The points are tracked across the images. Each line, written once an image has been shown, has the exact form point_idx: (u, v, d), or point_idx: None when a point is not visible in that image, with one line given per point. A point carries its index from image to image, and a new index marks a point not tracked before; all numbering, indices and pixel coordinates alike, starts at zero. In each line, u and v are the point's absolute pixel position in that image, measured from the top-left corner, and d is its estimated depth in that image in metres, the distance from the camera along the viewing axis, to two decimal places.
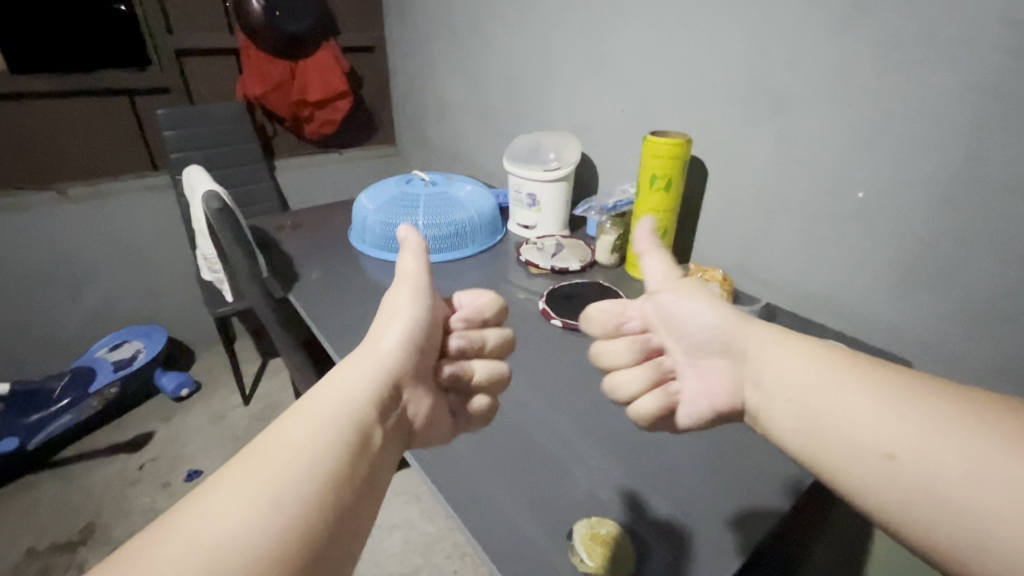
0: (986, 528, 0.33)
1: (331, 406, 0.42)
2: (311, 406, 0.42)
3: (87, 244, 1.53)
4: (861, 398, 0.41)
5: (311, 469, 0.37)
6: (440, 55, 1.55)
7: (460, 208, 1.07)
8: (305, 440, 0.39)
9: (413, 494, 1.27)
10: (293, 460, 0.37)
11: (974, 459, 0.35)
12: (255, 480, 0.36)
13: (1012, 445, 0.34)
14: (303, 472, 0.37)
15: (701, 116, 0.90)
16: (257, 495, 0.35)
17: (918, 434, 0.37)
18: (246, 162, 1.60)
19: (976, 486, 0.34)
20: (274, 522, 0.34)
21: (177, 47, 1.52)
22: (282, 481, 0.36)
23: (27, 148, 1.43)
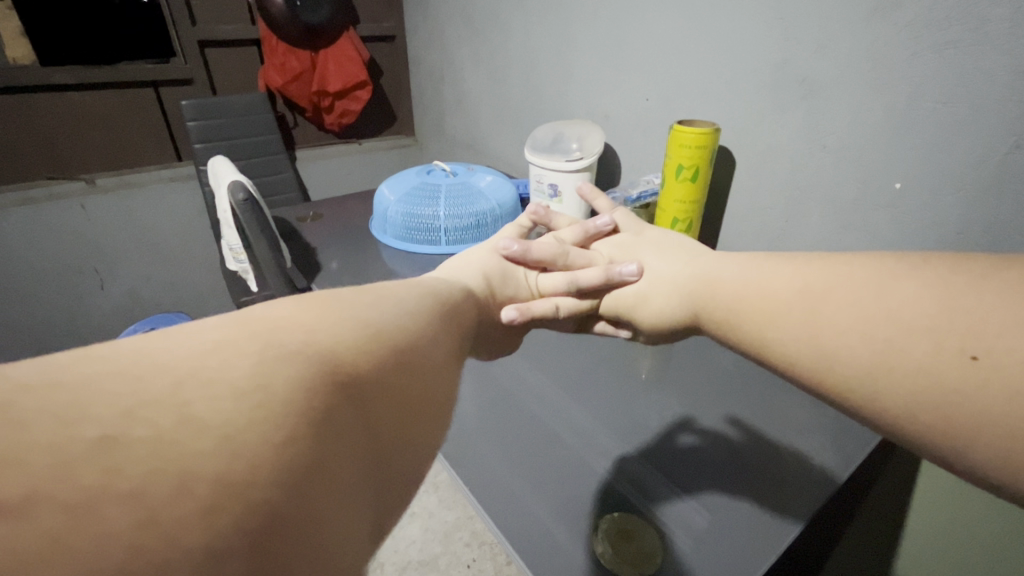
0: (829, 339, 0.38)
1: (365, 325, 0.31)
2: (370, 316, 0.32)
3: (114, 233, 1.57)
4: (782, 270, 0.45)
5: (351, 388, 0.26)
6: (459, 44, 1.54)
7: (480, 197, 1.06)
8: (338, 339, 0.28)
9: (433, 483, 1.28)
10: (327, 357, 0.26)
11: (847, 294, 0.39)
12: (265, 355, 0.24)
13: (895, 277, 0.37)
14: (342, 385, 0.25)
15: (728, 104, 0.87)
16: (265, 364, 0.23)
17: (832, 287, 0.40)
18: (268, 152, 1.61)
19: (838, 310, 0.38)
20: (305, 416, 0.22)
21: (199, 38, 1.52)
22: (306, 368, 0.24)
23: (57, 139, 1.46)
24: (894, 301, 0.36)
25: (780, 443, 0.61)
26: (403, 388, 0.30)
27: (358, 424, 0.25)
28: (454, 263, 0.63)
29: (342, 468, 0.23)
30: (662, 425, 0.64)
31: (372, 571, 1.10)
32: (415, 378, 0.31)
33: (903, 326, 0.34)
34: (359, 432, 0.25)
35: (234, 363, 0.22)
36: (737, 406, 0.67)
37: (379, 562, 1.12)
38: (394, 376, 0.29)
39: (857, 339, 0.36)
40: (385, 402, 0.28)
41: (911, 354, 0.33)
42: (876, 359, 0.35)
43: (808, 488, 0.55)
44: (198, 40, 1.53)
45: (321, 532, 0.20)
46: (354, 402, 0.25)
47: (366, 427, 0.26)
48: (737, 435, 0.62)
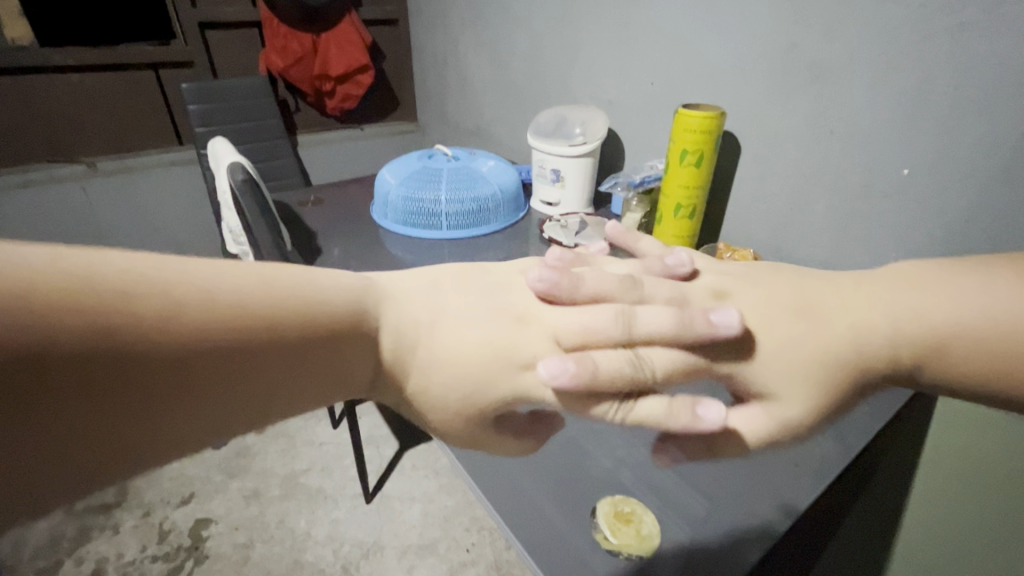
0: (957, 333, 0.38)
1: (256, 320, 0.28)
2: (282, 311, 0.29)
3: (116, 217, 1.56)
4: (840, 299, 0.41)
5: (226, 362, 0.27)
6: (463, 28, 1.51)
7: (482, 182, 1.05)
8: (260, 311, 0.28)
9: (433, 468, 1.28)
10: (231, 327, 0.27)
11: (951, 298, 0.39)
12: (170, 303, 0.25)
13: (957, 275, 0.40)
14: (216, 359, 0.26)
15: (734, 89, 0.86)
16: (158, 314, 0.24)
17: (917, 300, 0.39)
18: (270, 137, 1.60)
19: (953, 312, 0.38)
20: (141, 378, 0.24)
21: (199, 20, 1.51)
22: (120, 337, 0.23)
23: (58, 122, 1.45)
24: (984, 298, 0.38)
25: None
26: (300, 374, 0.30)
27: (222, 393, 0.27)
28: (448, 289, 0.41)
29: (166, 423, 0.25)
30: None
31: (373, 554, 1.11)
32: (322, 369, 0.32)
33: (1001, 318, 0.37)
34: (220, 399, 0.27)
35: (131, 300, 0.24)
36: None
37: (380, 545, 1.13)
38: (296, 361, 0.30)
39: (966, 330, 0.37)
40: (270, 379, 0.29)
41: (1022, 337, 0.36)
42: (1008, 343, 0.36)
43: (806, 476, 0.55)
44: (198, 22, 1.51)
45: (90, 467, 0.23)
46: (227, 374, 0.27)
47: (234, 394, 0.27)
48: None
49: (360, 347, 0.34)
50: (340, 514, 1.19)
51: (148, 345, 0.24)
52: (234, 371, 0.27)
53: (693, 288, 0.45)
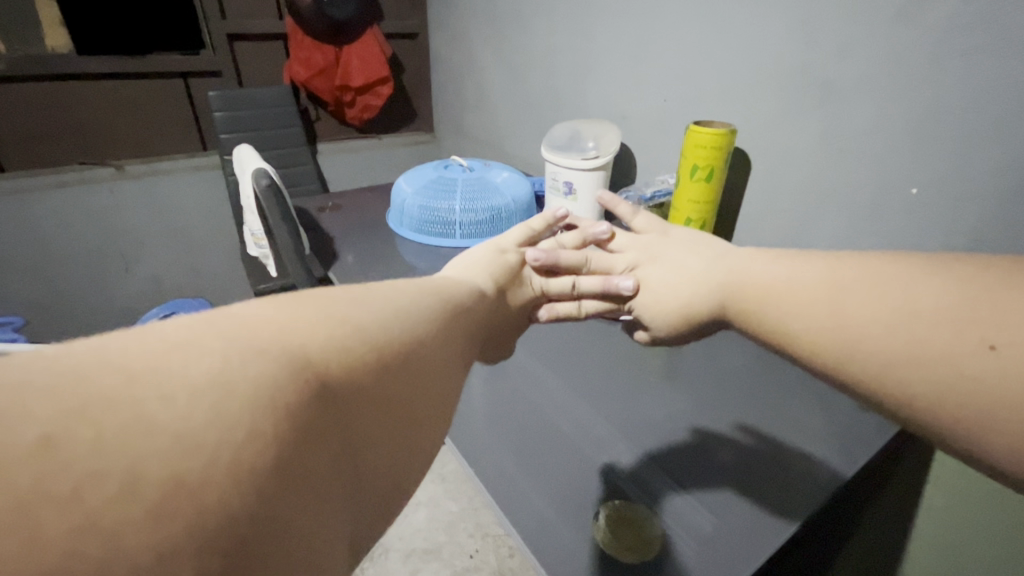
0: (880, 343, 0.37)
1: (372, 336, 0.30)
2: (378, 325, 0.32)
3: (140, 218, 1.61)
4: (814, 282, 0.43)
5: (403, 376, 0.31)
6: (481, 42, 1.55)
7: (496, 192, 1.07)
8: (370, 317, 0.32)
9: (439, 474, 1.29)
10: (391, 347, 0.31)
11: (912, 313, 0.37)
12: (341, 340, 0.28)
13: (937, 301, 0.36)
14: (396, 375, 0.30)
15: (746, 107, 0.87)
16: (312, 354, 0.26)
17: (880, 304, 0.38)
18: (291, 144, 1.64)
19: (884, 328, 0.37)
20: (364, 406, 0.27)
21: (229, 31, 1.56)
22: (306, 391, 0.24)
23: (90, 127, 1.51)
24: (903, 301, 0.36)
25: (784, 444, 0.62)
26: (440, 374, 0.35)
27: (410, 404, 0.31)
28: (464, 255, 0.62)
29: (394, 440, 0.29)
30: (667, 419, 0.65)
31: (377, 557, 1.12)
32: (449, 367, 0.37)
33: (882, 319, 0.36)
34: (411, 409, 0.31)
35: (320, 346, 0.27)
36: (745, 409, 0.67)
37: (384, 548, 1.13)
38: (435, 362, 0.35)
39: (864, 333, 0.37)
40: (431, 385, 0.33)
41: (922, 350, 0.34)
42: (907, 353, 0.35)
43: (810, 490, 0.56)
44: (227, 34, 1.57)
45: (365, 495, 0.27)
46: (407, 386, 0.31)
47: (418, 404, 0.32)
48: (748, 442, 0.62)
49: (458, 342, 0.39)
50: None
51: (352, 365, 0.28)
52: (408, 383, 0.31)
53: (619, 260, 0.65)
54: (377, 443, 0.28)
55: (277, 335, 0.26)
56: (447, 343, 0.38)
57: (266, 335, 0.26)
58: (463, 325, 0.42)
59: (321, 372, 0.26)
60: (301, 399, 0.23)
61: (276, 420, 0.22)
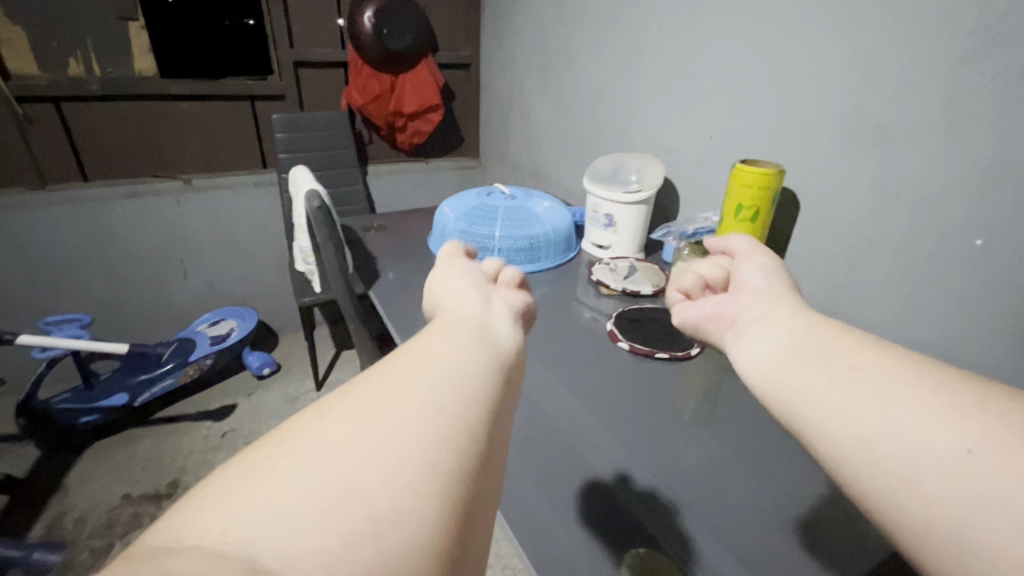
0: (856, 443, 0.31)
1: (362, 433, 0.24)
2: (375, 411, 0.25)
3: (200, 229, 1.72)
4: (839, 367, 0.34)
5: (369, 464, 0.23)
6: (530, 74, 1.60)
7: (536, 222, 1.09)
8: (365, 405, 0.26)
9: None
10: (335, 444, 0.23)
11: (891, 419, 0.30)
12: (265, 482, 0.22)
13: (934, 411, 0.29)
14: (354, 471, 0.22)
15: (795, 147, 0.86)
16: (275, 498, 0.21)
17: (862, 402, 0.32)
18: (343, 165, 1.72)
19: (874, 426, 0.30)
20: (326, 534, 0.20)
21: (294, 59, 1.67)
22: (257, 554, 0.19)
23: (165, 143, 1.64)
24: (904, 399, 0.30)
25: (823, 500, 0.58)
26: (438, 416, 0.26)
27: (406, 493, 0.22)
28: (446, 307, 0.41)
29: (403, 549, 0.21)
30: (697, 463, 0.62)
31: None
32: (449, 399, 0.27)
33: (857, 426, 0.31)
34: (405, 488, 0.23)
35: (268, 497, 0.21)
36: (784, 460, 0.63)
37: None
38: (418, 412, 0.26)
39: (849, 422, 0.31)
40: (432, 443, 0.25)
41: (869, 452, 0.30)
42: (890, 446, 0.29)
43: (852, 555, 0.52)
44: (293, 62, 1.68)
45: None
46: (386, 476, 0.23)
47: (412, 479, 0.23)
48: (787, 499, 0.58)
49: (463, 365, 0.30)
50: None
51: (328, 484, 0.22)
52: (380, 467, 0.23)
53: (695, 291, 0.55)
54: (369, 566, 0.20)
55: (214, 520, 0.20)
56: (445, 379, 0.28)
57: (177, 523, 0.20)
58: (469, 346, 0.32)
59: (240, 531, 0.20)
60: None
61: None
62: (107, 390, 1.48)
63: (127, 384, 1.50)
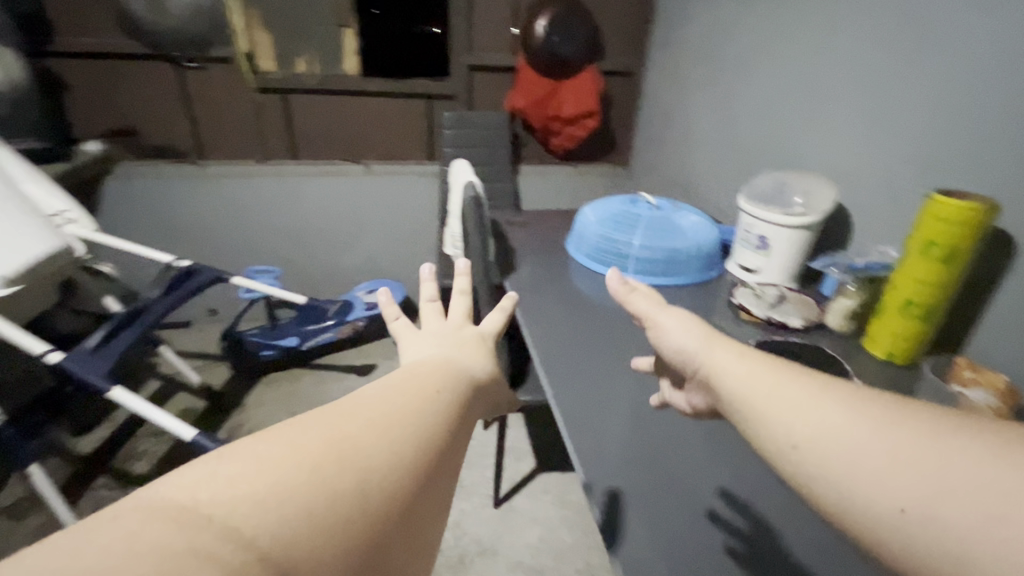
0: (844, 477, 0.31)
1: (370, 402, 0.27)
2: (381, 393, 0.29)
3: (371, 209, 1.97)
4: (827, 406, 0.35)
5: (379, 428, 0.26)
6: (695, 84, 1.54)
7: (680, 235, 1.05)
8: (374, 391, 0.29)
9: (561, 498, 1.29)
10: (340, 416, 0.26)
11: (863, 440, 0.31)
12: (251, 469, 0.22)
13: (901, 438, 0.30)
14: (368, 432, 0.25)
15: (1016, 182, 0.71)
16: (298, 445, 0.23)
17: (844, 430, 0.32)
18: (498, 163, 1.83)
19: (848, 454, 0.31)
20: (314, 525, 0.20)
21: (470, 63, 1.82)
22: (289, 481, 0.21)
23: (354, 131, 1.89)
24: (829, 421, 0.34)
25: None
26: (435, 403, 0.30)
27: (409, 445, 0.26)
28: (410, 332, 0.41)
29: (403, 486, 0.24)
30: (821, 528, 0.56)
31: (486, 556, 1.15)
32: (436, 394, 0.31)
33: (841, 454, 0.32)
34: (411, 448, 0.25)
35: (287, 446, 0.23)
36: None
37: (493, 551, 1.17)
38: (420, 402, 0.29)
39: (834, 444, 0.32)
40: (428, 416, 0.28)
41: (845, 481, 0.31)
42: (867, 476, 0.30)
43: None
44: (468, 65, 1.83)
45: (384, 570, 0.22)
46: (394, 433, 0.26)
47: (392, 477, 0.24)
48: None
49: (437, 386, 0.31)
50: (466, 505, 1.26)
51: (344, 433, 0.25)
52: (364, 460, 0.23)
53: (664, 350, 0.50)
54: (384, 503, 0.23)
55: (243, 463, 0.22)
56: (435, 378, 0.32)
57: (168, 504, 0.20)
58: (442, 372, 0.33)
59: (231, 516, 0.20)
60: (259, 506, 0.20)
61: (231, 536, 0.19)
62: (284, 333, 1.78)
63: (299, 330, 1.79)
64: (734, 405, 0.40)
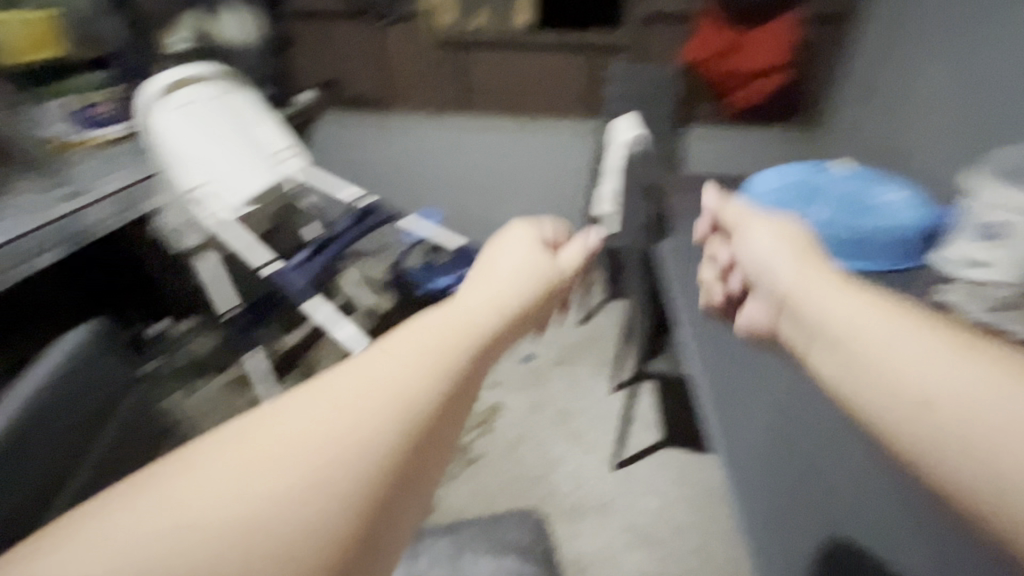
0: (890, 393, 0.25)
1: (388, 345, 0.23)
2: (404, 331, 0.24)
3: (526, 163, 2.00)
4: (887, 322, 0.28)
5: (400, 366, 0.21)
6: (928, 33, 1.27)
7: (882, 211, 0.89)
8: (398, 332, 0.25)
9: (684, 476, 1.23)
10: (350, 367, 0.22)
11: (923, 353, 0.25)
12: (229, 452, 0.18)
13: (970, 357, 0.24)
14: (384, 376, 0.21)
15: None
16: (300, 411, 0.20)
17: (902, 341, 0.26)
18: (662, 121, 1.72)
19: (902, 366, 0.25)
20: (318, 492, 0.17)
21: (648, 12, 1.71)
22: (289, 455, 0.18)
23: (512, 84, 1.89)
24: (898, 340, 0.26)
25: None
26: (473, 330, 0.25)
27: (438, 377, 0.21)
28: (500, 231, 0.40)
29: (430, 428, 0.20)
30: None
31: (598, 512, 1.16)
32: (473, 318, 0.26)
33: (898, 373, 0.25)
34: (438, 384, 0.21)
35: (285, 412, 0.20)
36: None
37: (606, 510, 1.16)
38: (453, 331, 0.24)
39: (885, 354, 0.26)
40: (460, 344, 0.23)
41: (892, 408, 0.25)
42: (919, 393, 0.24)
43: None
44: (646, 14, 1.71)
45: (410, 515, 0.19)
46: (417, 368, 0.21)
47: (415, 423, 0.20)
48: None
49: (471, 310, 0.26)
50: (585, 460, 1.27)
51: (349, 387, 0.20)
52: (329, 432, 0.19)
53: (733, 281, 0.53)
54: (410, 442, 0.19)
55: (235, 443, 0.19)
56: (472, 301, 0.27)
57: (153, 502, 0.17)
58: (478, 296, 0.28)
59: (222, 497, 0.17)
60: (249, 494, 0.17)
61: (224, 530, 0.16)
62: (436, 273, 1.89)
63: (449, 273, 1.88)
64: (791, 317, 0.34)
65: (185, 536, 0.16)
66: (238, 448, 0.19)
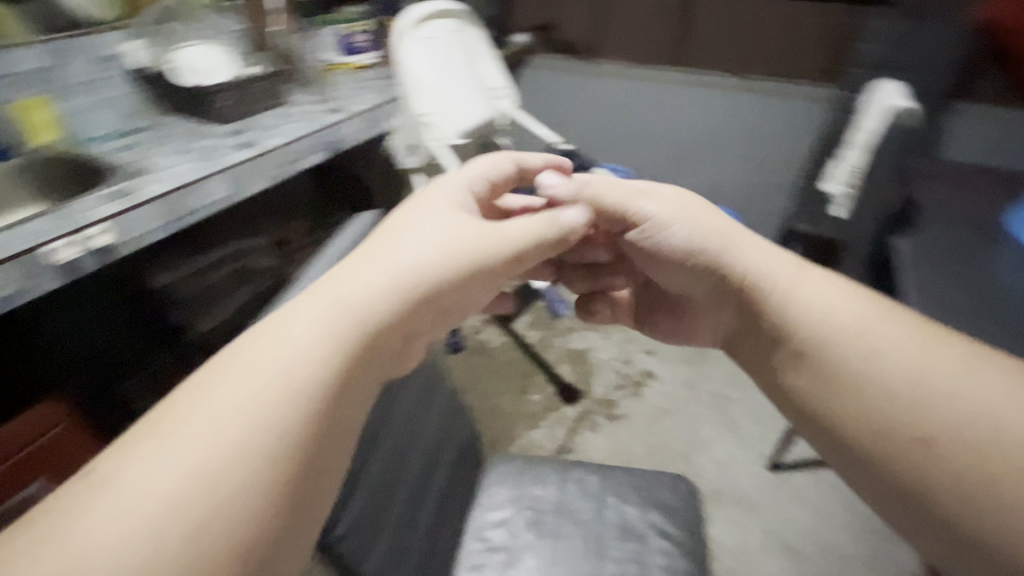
0: (959, 421, 0.36)
1: (269, 348, 0.32)
2: (279, 338, 0.33)
3: (735, 127, 1.75)
4: (977, 374, 0.38)
5: (276, 374, 0.31)
6: None
7: None
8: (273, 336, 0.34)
9: (851, 498, 1.09)
10: (226, 374, 0.31)
11: (977, 383, 0.38)
12: (147, 445, 0.28)
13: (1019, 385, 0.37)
14: (257, 385, 0.30)
15: None
16: (187, 417, 0.29)
17: (992, 403, 0.36)
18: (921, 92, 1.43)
19: (971, 402, 0.37)
20: (224, 462, 0.28)
21: None
22: (194, 456, 0.28)
23: (747, 39, 1.63)
24: (985, 393, 0.37)
25: None
26: (342, 334, 0.34)
27: (301, 390, 0.31)
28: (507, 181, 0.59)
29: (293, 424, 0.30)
30: None
31: (741, 506, 1.09)
32: (346, 317, 0.35)
33: (961, 419, 0.36)
34: (304, 391, 0.31)
35: (183, 417, 0.29)
36: None
37: (751, 507, 1.09)
38: (321, 334, 0.33)
39: (958, 403, 0.37)
40: (320, 352, 0.32)
41: (952, 443, 0.36)
42: (987, 433, 0.35)
43: None
44: None
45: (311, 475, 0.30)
46: (290, 380, 0.31)
47: (283, 436, 0.29)
48: None
49: (345, 315, 0.35)
50: (736, 450, 1.19)
51: (230, 400, 0.30)
52: (217, 448, 0.28)
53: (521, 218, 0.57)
54: (281, 441, 0.29)
55: (157, 433, 0.29)
56: (359, 291, 0.36)
57: (100, 475, 0.27)
58: (471, 253, 0.43)
59: (139, 487, 0.26)
60: (176, 485, 0.27)
61: (156, 499, 0.26)
62: None
63: None
64: (832, 335, 0.43)
65: (173, 516, 0.26)
66: (152, 442, 0.28)
